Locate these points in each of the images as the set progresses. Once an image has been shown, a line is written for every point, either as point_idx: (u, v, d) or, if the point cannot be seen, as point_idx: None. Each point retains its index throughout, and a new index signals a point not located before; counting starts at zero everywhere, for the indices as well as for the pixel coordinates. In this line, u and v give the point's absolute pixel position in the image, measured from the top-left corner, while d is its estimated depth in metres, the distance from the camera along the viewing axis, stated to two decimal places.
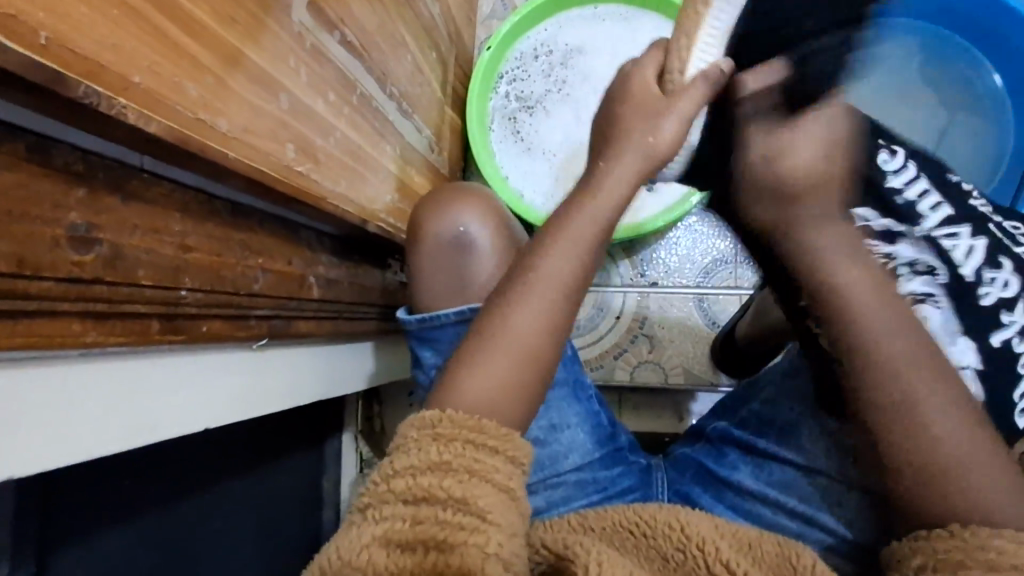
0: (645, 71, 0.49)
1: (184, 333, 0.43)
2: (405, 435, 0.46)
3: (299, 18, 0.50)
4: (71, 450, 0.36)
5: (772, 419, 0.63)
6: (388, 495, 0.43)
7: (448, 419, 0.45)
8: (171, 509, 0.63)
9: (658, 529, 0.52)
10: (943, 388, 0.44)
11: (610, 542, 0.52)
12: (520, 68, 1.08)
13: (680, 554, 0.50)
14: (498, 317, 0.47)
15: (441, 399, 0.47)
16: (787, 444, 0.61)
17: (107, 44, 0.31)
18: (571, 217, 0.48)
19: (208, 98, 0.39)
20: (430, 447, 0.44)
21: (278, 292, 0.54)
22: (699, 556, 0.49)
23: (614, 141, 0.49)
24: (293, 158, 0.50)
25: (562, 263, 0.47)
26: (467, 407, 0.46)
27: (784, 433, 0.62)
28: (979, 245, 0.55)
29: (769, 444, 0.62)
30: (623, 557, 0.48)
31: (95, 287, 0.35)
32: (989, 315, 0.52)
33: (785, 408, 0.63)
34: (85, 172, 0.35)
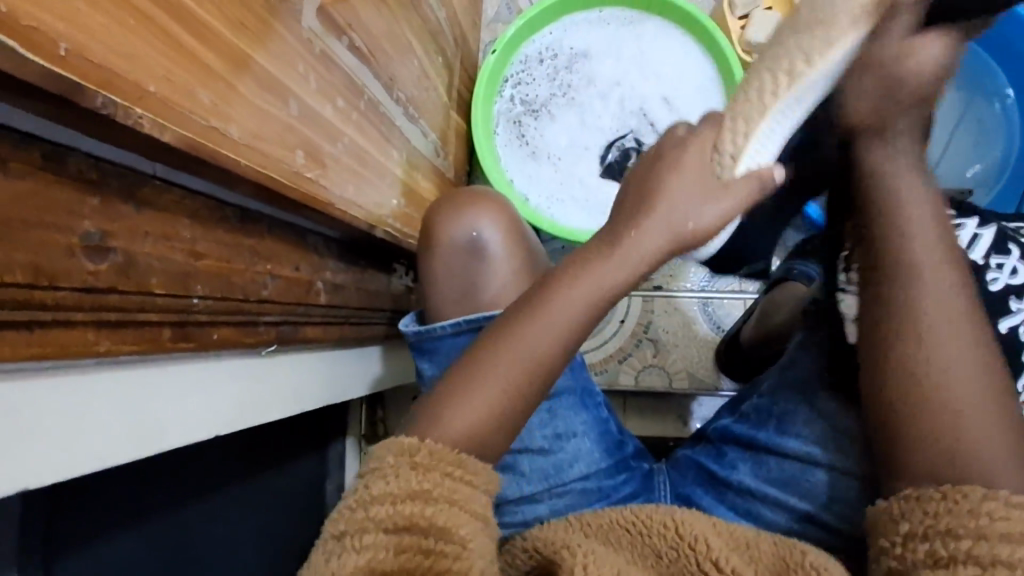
0: (699, 143, 0.51)
1: (195, 341, 0.43)
2: (382, 460, 0.47)
3: (308, 24, 0.50)
4: (84, 459, 0.36)
5: (771, 409, 0.62)
6: (367, 523, 0.44)
7: (426, 449, 0.47)
8: (176, 514, 0.63)
9: (653, 528, 0.51)
10: (964, 368, 0.44)
11: (604, 539, 0.51)
12: (525, 72, 1.08)
13: (672, 553, 0.50)
14: (505, 339, 0.50)
15: (422, 429, 0.49)
16: (786, 435, 0.60)
17: (121, 52, 0.31)
18: (588, 257, 0.51)
19: (220, 105, 0.39)
20: (408, 475, 0.46)
21: (287, 297, 0.54)
22: (691, 555, 0.49)
23: (645, 209, 0.51)
24: (303, 164, 0.50)
25: (568, 300, 0.50)
26: (450, 441, 0.48)
27: (782, 422, 0.61)
28: (986, 233, 0.55)
29: (769, 438, 0.61)
30: (614, 556, 0.48)
31: (110, 296, 0.35)
32: (996, 302, 0.54)
33: (784, 399, 0.61)
34: (99, 180, 0.34)
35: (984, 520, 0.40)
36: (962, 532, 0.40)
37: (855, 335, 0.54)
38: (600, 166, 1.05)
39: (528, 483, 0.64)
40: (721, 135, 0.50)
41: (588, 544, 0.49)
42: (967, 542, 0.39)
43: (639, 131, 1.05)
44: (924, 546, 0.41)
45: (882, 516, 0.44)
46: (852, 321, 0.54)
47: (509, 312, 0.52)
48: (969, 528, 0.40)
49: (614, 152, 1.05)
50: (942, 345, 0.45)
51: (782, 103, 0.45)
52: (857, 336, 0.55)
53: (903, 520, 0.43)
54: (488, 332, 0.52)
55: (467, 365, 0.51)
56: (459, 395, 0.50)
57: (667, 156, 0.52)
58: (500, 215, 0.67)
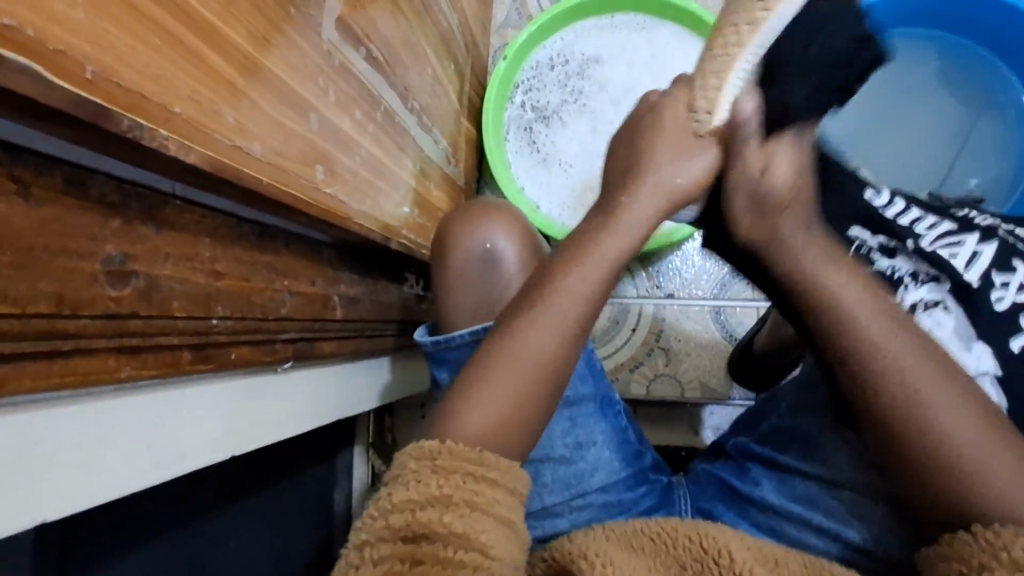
0: (674, 104, 0.52)
1: (213, 361, 0.42)
2: (403, 466, 0.47)
3: (328, 36, 0.49)
4: (103, 488, 0.35)
5: (794, 432, 0.61)
6: (384, 531, 0.43)
7: (448, 452, 0.47)
8: (186, 532, 0.61)
9: (678, 539, 0.50)
10: (956, 411, 0.43)
11: (627, 543, 0.50)
12: (536, 78, 1.07)
13: (697, 564, 0.49)
14: (512, 337, 0.50)
15: (442, 431, 0.49)
16: (808, 458, 0.59)
17: (150, 74, 0.30)
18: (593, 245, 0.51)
19: (243, 122, 0.38)
20: (428, 479, 0.46)
21: (304, 314, 0.53)
22: (715, 567, 0.47)
23: (635, 172, 0.52)
24: (321, 179, 0.49)
25: (582, 291, 0.50)
26: (469, 439, 0.48)
27: (807, 449, 0.60)
28: (985, 251, 0.54)
29: (792, 459, 0.61)
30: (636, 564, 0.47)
31: (131, 322, 0.34)
32: (1006, 320, 0.51)
33: (806, 422, 0.60)
34: (120, 203, 0.34)
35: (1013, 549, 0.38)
36: (994, 565, 0.38)
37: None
38: None
39: (548, 494, 0.63)
40: (695, 95, 0.51)
41: (602, 547, 0.49)
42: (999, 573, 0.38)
43: None
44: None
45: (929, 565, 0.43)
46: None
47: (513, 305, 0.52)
48: (1002, 561, 0.38)
49: None
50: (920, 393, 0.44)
51: (745, 49, 0.46)
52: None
53: (943, 559, 0.41)
54: (482, 348, 0.51)
55: (476, 367, 0.51)
56: (478, 397, 0.49)
57: (649, 119, 0.53)
58: (515, 225, 0.65)
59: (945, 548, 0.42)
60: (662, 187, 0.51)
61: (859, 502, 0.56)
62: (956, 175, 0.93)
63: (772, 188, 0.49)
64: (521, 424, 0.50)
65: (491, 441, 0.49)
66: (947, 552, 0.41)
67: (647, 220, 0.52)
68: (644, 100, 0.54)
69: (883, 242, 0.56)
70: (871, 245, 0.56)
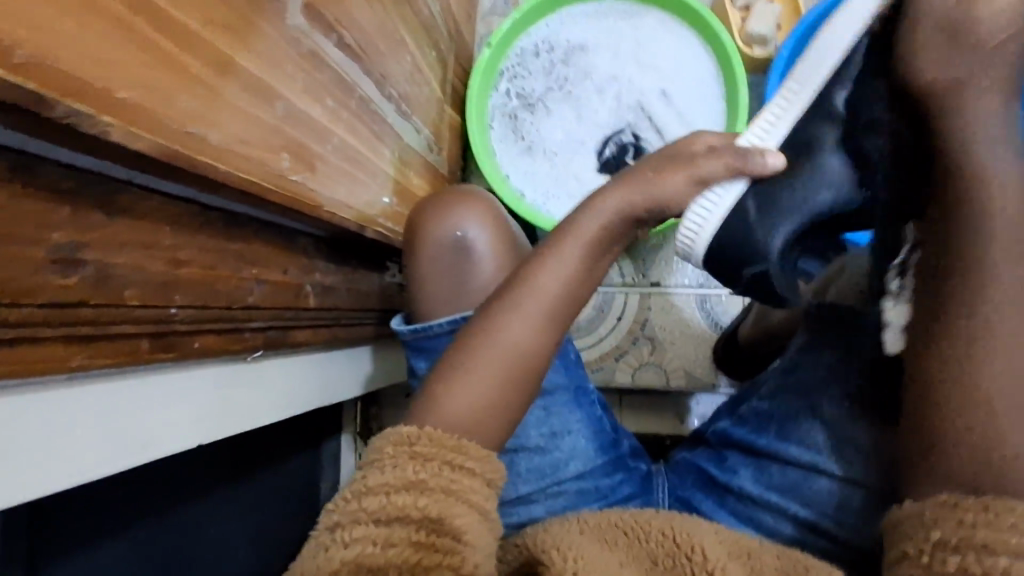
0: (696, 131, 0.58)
1: (176, 351, 0.42)
2: (381, 450, 0.49)
3: (295, 21, 0.49)
4: (59, 475, 0.35)
5: (772, 414, 0.60)
6: (359, 513, 0.45)
7: (426, 436, 0.49)
8: (164, 520, 0.62)
9: (651, 534, 0.50)
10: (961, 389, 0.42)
11: (600, 536, 0.50)
12: (521, 65, 1.06)
13: (669, 559, 0.48)
14: (485, 329, 0.53)
15: (420, 418, 0.51)
16: (788, 438, 0.59)
17: (93, 58, 0.30)
18: (563, 240, 0.54)
19: (199, 108, 0.37)
20: (406, 465, 0.47)
21: (274, 302, 0.53)
22: (685, 564, 0.47)
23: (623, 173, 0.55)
24: (288, 167, 0.48)
25: (553, 288, 0.53)
26: (445, 426, 0.50)
27: (784, 427, 0.59)
28: None
29: (769, 442, 0.60)
30: (605, 552, 0.48)
31: (81, 310, 0.34)
32: None
33: (784, 403, 0.60)
34: (72, 190, 0.33)
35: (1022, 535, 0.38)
36: (998, 546, 0.38)
37: (898, 342, 0.48)
38: (597, 161, 1.04)
39: (523, 483, 0.63)
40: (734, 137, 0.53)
41: (571, 536, 0.49)
42: (1005, 561, 0.38)
43: (636, 125, 1.03)
44: (956, 558, 0.39)
45: (912, 522, 0.42)
46: (901, 329, 0.47)
47: (489, 299, 0.55)
48: (1007, 546, 0.38)
49: (611, 147, 1.04)
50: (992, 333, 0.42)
51: None
52: (902, 346, 0.48)
53: (934, 526, 0.41)
54: (457, 343, 0.54)
55: (455, 354, 0.53)
56: (457, 381, 0.52)
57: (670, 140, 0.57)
58: (488, 215, 0.65)
59: (927, 514, 0.42)
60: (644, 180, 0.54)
61: (837, 490, 0.57)
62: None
63: (973, 23, 0.42)
64: (503, 413, 0.52)
65: (469, 429, 0.51)
66: (942, 510, 0.41)
67: (620, 206, 0.54)
68: None
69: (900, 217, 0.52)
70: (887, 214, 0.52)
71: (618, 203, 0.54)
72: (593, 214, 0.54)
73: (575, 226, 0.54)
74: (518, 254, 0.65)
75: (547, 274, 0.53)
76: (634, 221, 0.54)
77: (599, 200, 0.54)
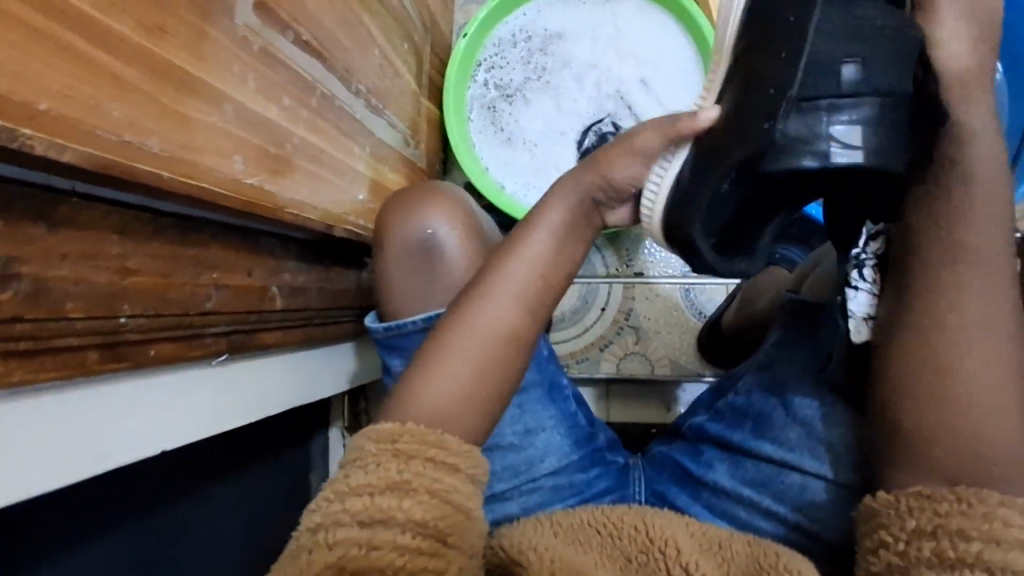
0: None
1: (128, 360, 0.42)
2: (361, 449, 0.49)
3: (244, 21, 0.48)
4: (6, 491, 0.35)
5: (747, 409, 0.60)
6: (341, 515, 0.45)
7: (408, 433, 0.49)
8: (145, 523, 0.62)
9: (624, 530, 0.50)
10: None
11: (575, 540, 0.50)
12: (498, 55, 1.05)
13: (642, 555, 0.48)
14: (455, 325, 0.53)
15: (400, 414, 0.51)
16: (761, 434, 0.59)
17: (8, 71, 0.29)
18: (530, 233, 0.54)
19: (133, 116, 0.36)
20: (389, 463, 0.47)
21: (236, 306, 0.53)
22: (660, 558, 0.47)
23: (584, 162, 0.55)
24: (242, 170, 0.48)
25: (520, 277, 0.53)
26: (428, 422, 0.50)
27: (759, 423, 0.59)
28: None
29: (744, 438, 0.60)
30: (576, 552, 0.48)
31: (17, 325, 0.33)
32: None
33: (760, 399, 0.59)
34: (3, 204, 0.33)
35: (996, 523, 0.40)
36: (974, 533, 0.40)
37: (863, 331, 0.50)
38: (577, 151, 1.03)
39: (498, 481, 0.63)
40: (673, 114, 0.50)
41: (547, 538, 0.49)
42: (977, 545, 0.39)
43: (616, 114, 1.02)
44: (933, 544, 0.41)
45: (886, 509, 0.44)
46: (867, 318, 0.49)
47: (459, 295, 0.55)
48: (981, 530, 0.40)
49: (591, 137, 1.02)
50: (974, 320, 0.44)
51: None
52: (867, 336, 0.50)
53: (910, 516, 0.42)
54: (430, 337, 0.54)
55: (430, 348, 0.53)
56: (433, 375, 0.52)
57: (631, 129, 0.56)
58: (456, 214, 0.65)
59: (902, 505, 0.43)
60: (597, 169, 0.53)
61: (813, 486, 0.56)
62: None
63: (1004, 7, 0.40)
64: (480, 413, 0.52)
65: (447, 422, 0.51)
66: (918, 502, 0.43)
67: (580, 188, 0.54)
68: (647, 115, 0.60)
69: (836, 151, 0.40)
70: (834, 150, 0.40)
71: (578, 191, 0.54)
72: (552, 204, 0.54)
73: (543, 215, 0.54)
74: (488, 249, 0.64)
75: (516, 265, 0.53)
76: (593, 201, 0.54)
77: (555, 190, 0.55)
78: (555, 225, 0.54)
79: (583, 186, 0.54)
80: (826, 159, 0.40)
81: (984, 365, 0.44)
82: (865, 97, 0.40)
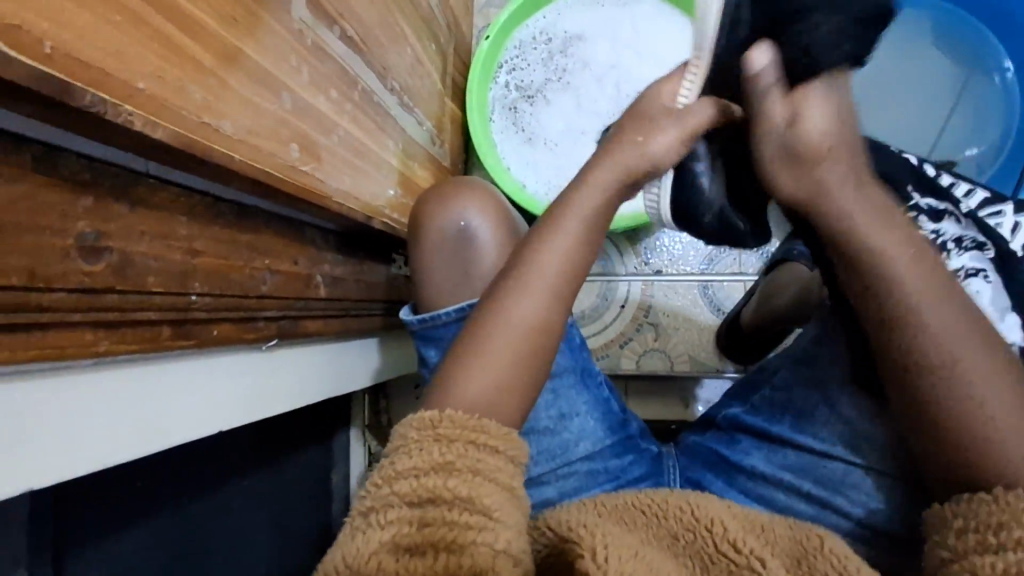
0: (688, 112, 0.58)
1: (194, 338, 0.43)
2: (405, 436, 0.49)
3: (300, 15, 0.50)
4: (85, 457, 0.36)
5: (786, 407, 0.61)
6: (391, 497, 0.46)
7: (448, 419, 0.49)
8: (182, 512, 0.62)
9: (670, 510, 0.51)
10: (983, 362, 0.43)
11: (620, 521, 0.51)
12: (519, 57, 1.07)
13: (689, 533, 0.50)
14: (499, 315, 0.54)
15: (441, 402, 0.51)
16: (803, 430, 0.60)
17: (110, 51, 0.31)
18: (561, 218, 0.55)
19: (211, 101, 0.38)
20: (431, 448, 0.48)
21: (286, 292, 0.54)
22: (708, 536, 0.49)
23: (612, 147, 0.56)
24: (297, 158, 0.50)
25: (559, 254, 0.54)
26: (466, 409, 0.51)
27: (801, 419, 0.60)
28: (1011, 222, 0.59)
29: (785, 431, 0.61)
30: (629, 536, 0.48)
31: (107, 296, 0.35)
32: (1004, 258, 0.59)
33: (802, 395, 0.60)
34: (92, 181, 0.34)
35: None
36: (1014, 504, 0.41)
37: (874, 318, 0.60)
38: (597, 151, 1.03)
39: (536, 465, 0.64)
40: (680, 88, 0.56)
41: (595, 519, 0.49)
42: None
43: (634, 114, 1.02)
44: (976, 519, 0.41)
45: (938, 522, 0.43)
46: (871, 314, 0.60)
47: (492, 286, 0.55)
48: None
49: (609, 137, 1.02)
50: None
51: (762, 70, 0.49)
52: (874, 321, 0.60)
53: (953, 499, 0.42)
54: (472, 319, 0.55)
55: (473, 333, 0.54)
56: (475, 368, 0.52)
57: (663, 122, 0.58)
58: (490, 205, 0.66)
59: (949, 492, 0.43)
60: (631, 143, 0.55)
61: (854, 473, 0.57)
62: (946, 138, 0.90)
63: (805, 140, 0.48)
64: (519, 398, 0.53)
65: (488, 414, 0.51)
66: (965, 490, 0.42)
67: (612, 172, 0.55)
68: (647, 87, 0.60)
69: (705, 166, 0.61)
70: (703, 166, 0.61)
71: (617, 176, 0.55)
72: (587, 187, 0.55)
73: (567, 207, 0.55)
74: (518, 240, 0.66)
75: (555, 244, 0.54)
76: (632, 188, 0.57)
77: (590, 173, 0.55)
78: (588, 208, 0.54)
79: (621, 165, 0.55)
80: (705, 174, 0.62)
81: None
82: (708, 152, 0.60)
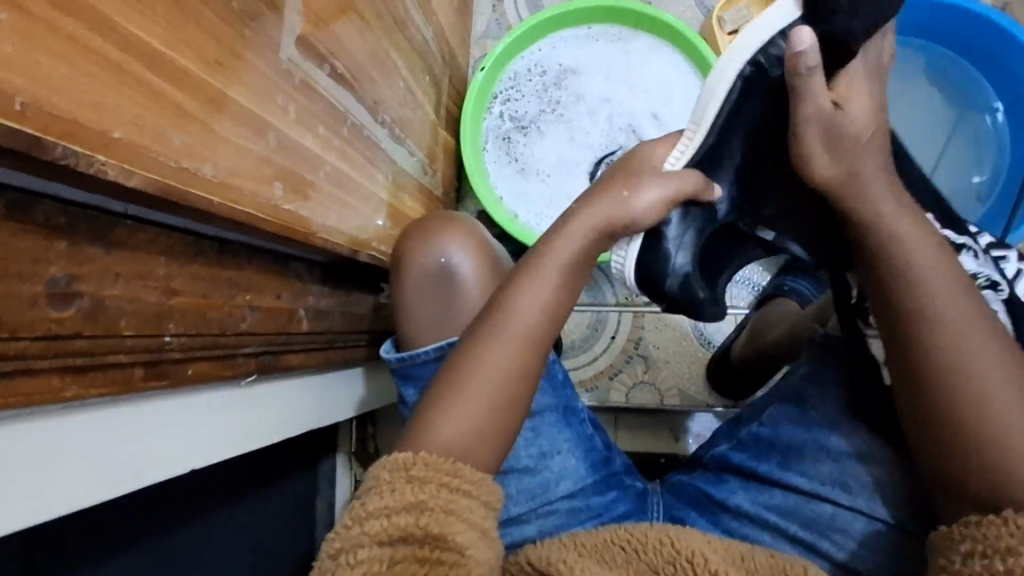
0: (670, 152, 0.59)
1: (169, 378, 0.43)
2: (377, 477, 0.49)
3: (288, 55, 0.50)
4: (51, 504, 0.36)
5: (773, 443, 0.61)
6: (361, 537, 0.45)
7: (421, 462, 0.49)
8: (162, 542, 0.61)
9: (649, 544, 0.50)
10: None
11: (601, 559, 0.50)
12: (513, 88, 1.08)
13: (670, 566, 0.49)
14: (480, 354, 0.53)
15: (413, 445, 0.51)
16: (790, 466, 0.60)
17: (87, 102, 0.31)
18: (543, 260, 0.56)
19: (192, 145, 0.39)
20: (404, 488, 0.47)
21: (268, 327, 0.54)
22: (688, 567, 0.48)
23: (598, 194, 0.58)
24: (281, 196, 0.50)
25: (539, 309, 0.54)
26: (439, 451, 0.50)
27: (787, 457, 0.60)
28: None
29: (771, 468, 0.61)
30: None
31: (76, 341, 0.35)
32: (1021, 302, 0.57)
33: (789, 431, 0.60)
34: (67, 225, 0.34)
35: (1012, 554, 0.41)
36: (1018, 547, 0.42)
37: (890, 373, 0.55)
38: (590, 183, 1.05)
39: (514, 504, 0.64)
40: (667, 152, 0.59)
41: (584, 562, 0.48)
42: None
43: (627, 147, 1.05)
44: (980, 561, 0.43)
45: (943, 539, 0.46)
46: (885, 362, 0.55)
47: (472, 330, 0.55)
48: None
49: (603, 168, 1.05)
50: (970, 340, 0.48)
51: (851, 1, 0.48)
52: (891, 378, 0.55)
53: (963, 541, 0.45)
54: (450, 362, 0.55)
55: (449, 374, 0.53)
56: (452, 409, 0.52)
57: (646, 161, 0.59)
58: (471, 241, 0.67)
59: (955, 535, 0.45)
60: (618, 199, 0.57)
61: (844, 515, 0.57)
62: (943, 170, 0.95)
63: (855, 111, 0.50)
64: (494, 441, 0.52)
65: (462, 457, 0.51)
66: (968, 529, 0.45)
67: (591, 224, 0.57)
68: (644, 147, 0.61)
69: (680, 224, 0.58)
70: (675, 222, 0.58)
71: (598, 230, 0.57)
72: (566, 237, 0.56)
73: (550, 250, 0.56)
74: (498, 275, 0.66)
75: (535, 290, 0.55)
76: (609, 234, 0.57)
77: (571, 224, 0.57)
78: (567, 257, 0.56)
79: (601, 216, 0.56)
80: (679, 232, 0.59)
81: (1009, 375, 0.47)
82: (686, 211, 0.58)
